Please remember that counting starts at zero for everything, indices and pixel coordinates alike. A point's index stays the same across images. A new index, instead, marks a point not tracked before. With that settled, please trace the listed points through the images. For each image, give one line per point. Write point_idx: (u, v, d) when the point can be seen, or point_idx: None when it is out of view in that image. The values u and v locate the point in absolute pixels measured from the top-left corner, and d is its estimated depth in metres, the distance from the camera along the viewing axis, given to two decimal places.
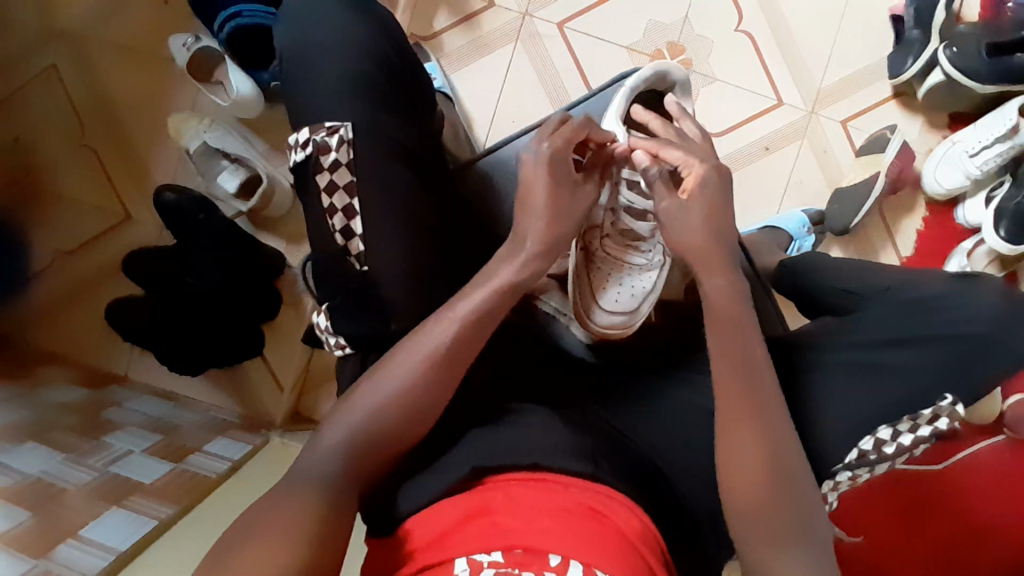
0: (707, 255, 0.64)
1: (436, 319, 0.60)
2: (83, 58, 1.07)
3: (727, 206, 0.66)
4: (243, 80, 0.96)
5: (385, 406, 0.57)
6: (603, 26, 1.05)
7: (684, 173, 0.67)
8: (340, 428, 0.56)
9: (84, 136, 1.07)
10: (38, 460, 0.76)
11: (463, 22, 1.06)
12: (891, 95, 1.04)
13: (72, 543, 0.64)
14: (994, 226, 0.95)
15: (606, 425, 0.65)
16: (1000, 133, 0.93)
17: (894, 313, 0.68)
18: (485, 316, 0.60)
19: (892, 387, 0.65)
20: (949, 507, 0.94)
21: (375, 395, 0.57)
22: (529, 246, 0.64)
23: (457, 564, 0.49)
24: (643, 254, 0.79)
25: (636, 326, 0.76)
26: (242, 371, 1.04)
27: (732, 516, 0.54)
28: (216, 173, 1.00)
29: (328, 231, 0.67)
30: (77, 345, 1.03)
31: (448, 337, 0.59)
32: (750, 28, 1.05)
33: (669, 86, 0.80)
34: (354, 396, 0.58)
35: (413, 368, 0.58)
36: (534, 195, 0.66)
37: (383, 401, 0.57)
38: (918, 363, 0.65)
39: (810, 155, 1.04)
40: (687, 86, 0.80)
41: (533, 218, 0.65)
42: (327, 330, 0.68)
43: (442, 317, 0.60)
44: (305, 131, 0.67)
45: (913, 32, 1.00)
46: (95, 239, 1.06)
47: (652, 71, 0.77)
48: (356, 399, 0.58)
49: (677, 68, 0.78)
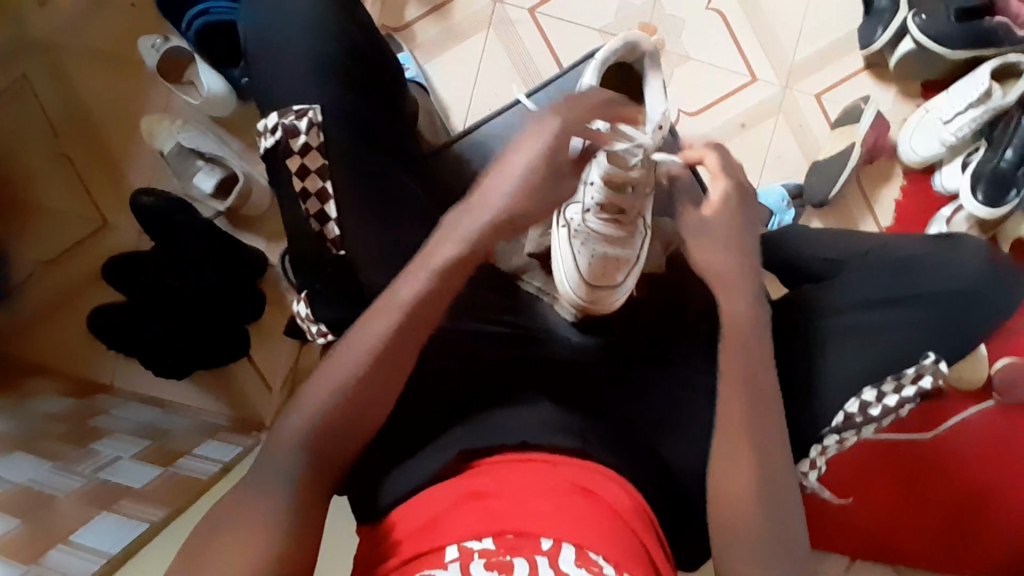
0: (724, 277, 0.63)
1: (347, 342, 0.56)
2: (49, 64, 1.06)
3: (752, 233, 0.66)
4: (214, 80, 0.96)
5: (377, 403, 0.55)
6: (574, 9, 1.06)
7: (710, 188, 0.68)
8: (319, 389, 0.54)
9: (58, 141, 1.06)
10: (27, 470, 0.75)
11: (434, 11, 1.06)
12: (864, 66, 1.05)
13: (63, 547, 0.64)
14: (971, 190, 0.95)
15: (590, 402, 0.66)
16: (974, 99, 0.93)
17: (879, 274, 0.68)
18: (426, 304, 0.57)
19: (883, 345, 0.65)
20: (950, 474, 0.94)
21: (366, 397, 0.55)
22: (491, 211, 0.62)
23: (448, 552, 0.48)
24: (625, 227, 0.74)
25: (620, 300, 0.73)
26: (228, 372, 1.02)
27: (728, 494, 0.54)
28: (191, 173, 1.00)
29: (302, 216, 0.66)
30: (62, 353, 1.03)
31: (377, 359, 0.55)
32: (721, 6, 1.06)
33: (639, 58, 0.78)
34: (302, 395, 0.54)
35: (421, 282, 0.58)
36: (513, 164, 0.64)
37: (373, 397, 0.55)
38: (908, 321, 0.65)
39: (786, 129, 1.05)
40: (656, 56, 0.77)
41: (507, 181, 0.63)
42: (309, 319, 0.69)
43: (347, 341, 0.56)
44: (274, 115, 0.66)
45: (881, 2, 1.00)
46: (75, 246, 1.05)
47: (622, 42, 0.76)
48: (302, 397, 0.54)
49: (645, 38, 0.76)
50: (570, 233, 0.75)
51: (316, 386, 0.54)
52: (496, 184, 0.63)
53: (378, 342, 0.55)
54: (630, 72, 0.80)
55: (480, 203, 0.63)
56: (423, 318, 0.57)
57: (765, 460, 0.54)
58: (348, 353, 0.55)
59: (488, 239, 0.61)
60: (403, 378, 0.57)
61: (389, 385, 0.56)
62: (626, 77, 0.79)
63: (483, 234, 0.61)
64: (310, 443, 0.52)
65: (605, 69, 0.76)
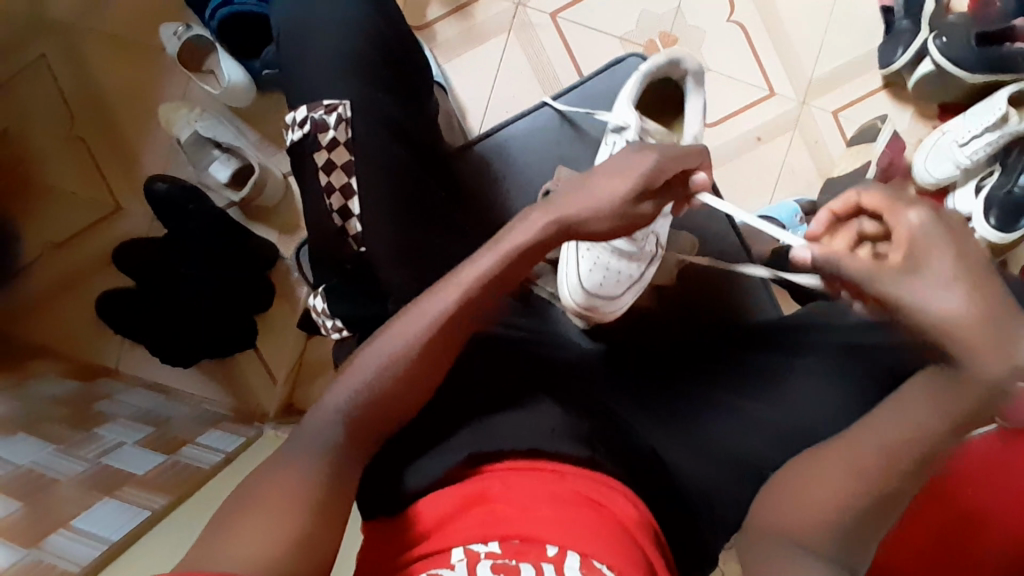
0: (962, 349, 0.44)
1: (395, 323, 0.56)
2: (69, 48, 1.06)
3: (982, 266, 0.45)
4: (234, 69, 0.96)
5: (393, 409, 0.55)
6: (596, 16, 1.06)
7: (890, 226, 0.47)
8: (343, 391, 0.54)
9: (73, 123, 1.06)
10: (29, 452, 0.75)
11: (456, 12, 1.07)
12: (882, 86, 1.04)
13: (64, 532, 0.63)
14: (984, 214, 0.95)
15: (603, 409, 0.65)
16: (990, 123, 0.93)
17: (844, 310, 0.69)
18: (483, 300, 0.57)
19: None
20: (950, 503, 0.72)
21: (385, 403, 0.54)
22: (554, 213, 0.58)
23: (455, 553, 0.49)
24: (638, 244, 0.73)
25: (613, 314, 0.74)
26: (233, 362, 1.02)
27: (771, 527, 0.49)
28: (208, 162, 1.01)
29: (325, 211, 0.67)
30: (67, 335, 1.03)
31: (413, 359, 0.55)
32: (742, 19, 1.06)
33: (682, 75, 0.77)
34: (324, 400, 0.54)
35: (484, 269, 0.57)
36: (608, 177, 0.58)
37: (393, 402, 0.54)
38: None
39: (802, 145, 1.05)
40: (700, 74, 0.76)
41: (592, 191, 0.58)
42: (324, 312, 0.69)
43: (393, 325, 0.56)
44: (302, 109, 0.67)
45: (903, 23, 1.01)
46: (87, 230, 1.05)
47: (664, 59, 0.75)
48: (324, 403, 0.54)
49: (690, 57, 0.76)
50: (578, 242, 0.75)
51: (343, 380, 0.54)
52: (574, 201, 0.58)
53: (415, 341, 0.55)
54: (672, 85, 0.79)
55: (567, 200, 0.59)
56: (466, 323, 0.57)
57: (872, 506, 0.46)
58: (392, 340, 0.55)
59: (543, 244, 0.58)
60: (426, 389, 0.56)
61: (421, 386, 0.56)
62: (665, 94, 0.80)
63: (538, 241, 0.58)
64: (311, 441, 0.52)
65: (644, 83, 0.76)
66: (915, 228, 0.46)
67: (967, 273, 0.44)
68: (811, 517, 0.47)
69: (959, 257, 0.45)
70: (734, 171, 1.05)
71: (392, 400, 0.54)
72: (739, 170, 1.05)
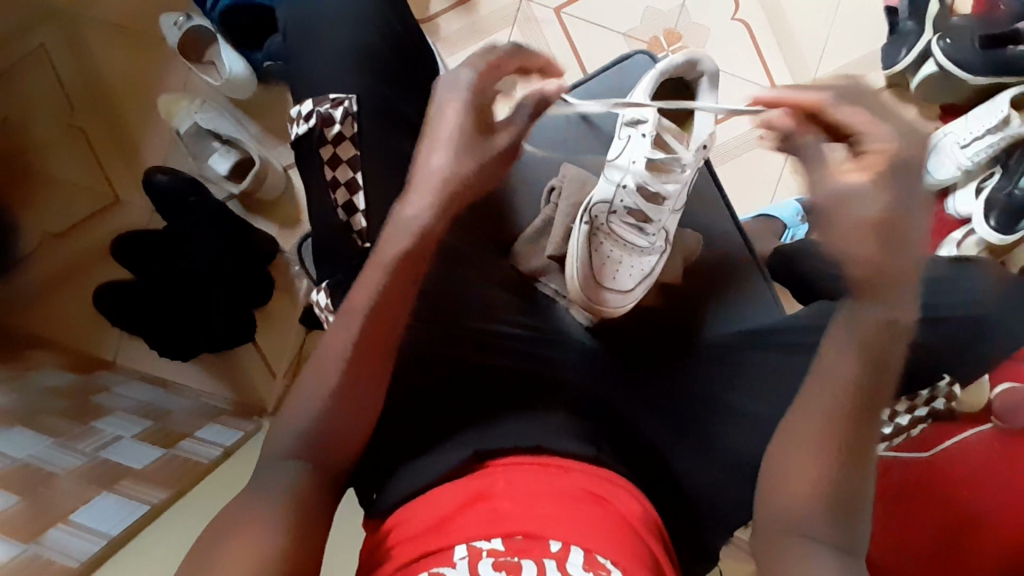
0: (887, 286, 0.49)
1: (324, 343, 0.54)
2: (68, 37, 1.05)
3: (907, 215, 0.48)
4: (235, 60, 0.96)
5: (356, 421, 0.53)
6: (602, 11, 1.06)
7: (867, 144, 0.50)
8: (307, 409, 0.53)
9: (70, 115, 1.05)
10: (27, 445, 0.75)
11: (460, 5, 1.06)
12: (885, 86, 1.04)
13: (63, 527, 0.63)
14: (984, 216, 0.95)
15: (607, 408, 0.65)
16: (992, 124, 0.95)
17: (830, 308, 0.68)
18: (398, 288, 0.55)
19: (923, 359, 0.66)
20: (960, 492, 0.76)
21: (349, 413, 0.53)
22: (431, 172, 0.57)
23: (457, 551, 0.48)
24: (647, 237, 0.75)
25: (627, 309, 0.73)
26: (232, 357, 1.01)
27: (771, 528, 0.48)
28: (208, 154, 1.00)
29: (331, 206, 0.66)
30: (65, 327, 1.02)
31: (354, 381, 0.53)
32: (746, 16, 1.05)
33: (697, 76, 0.75)
34: (291, 409, 0.53)
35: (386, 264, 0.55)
36: (442, 120, 0.57)
37: (352, 415, 0.53)
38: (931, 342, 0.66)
39: None
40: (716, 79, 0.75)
41: (436, 146, 0.58)
42: (327, 307, 0.66)
43: (320, 348, 0.55)
44: (308, 103, 0.66)
45: (907, 23, 1.00)
46: (84, 222, 1.04)
47: (683, 58, 0.73)
48: (292, 411, 0.53)
49: (707, 58, 0.74)
50: (593, 230, 0.74)
51: (300, 401, 0.53)
52: (430, 161, 0.57)
53: (342, 360, 0.53)
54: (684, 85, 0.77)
55: (422, 173, 0.57)
56: (382, 332, 0.54)
57: (847, 496, 0.48)
58: (325, 358, 0.54)
59: (440, 218, 0.57)
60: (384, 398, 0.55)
61: (377, 384, 0.55)
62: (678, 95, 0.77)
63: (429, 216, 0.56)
64: (313, 441, 0.52)
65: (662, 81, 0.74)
66: (884, 155, 0.49)
67: (888, 197, 0.48)
68: (807, 495, 0.48)
69: (888, 190, 0.49)
70: (735, 170, 1.05)
71: (347, 419, 0.53)
72: (740, 169, 1.05)
